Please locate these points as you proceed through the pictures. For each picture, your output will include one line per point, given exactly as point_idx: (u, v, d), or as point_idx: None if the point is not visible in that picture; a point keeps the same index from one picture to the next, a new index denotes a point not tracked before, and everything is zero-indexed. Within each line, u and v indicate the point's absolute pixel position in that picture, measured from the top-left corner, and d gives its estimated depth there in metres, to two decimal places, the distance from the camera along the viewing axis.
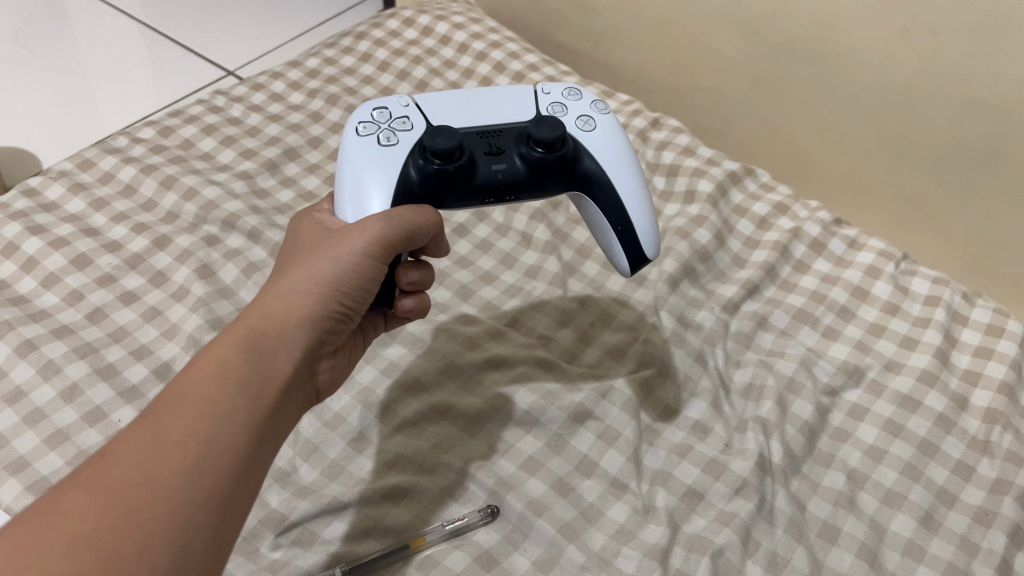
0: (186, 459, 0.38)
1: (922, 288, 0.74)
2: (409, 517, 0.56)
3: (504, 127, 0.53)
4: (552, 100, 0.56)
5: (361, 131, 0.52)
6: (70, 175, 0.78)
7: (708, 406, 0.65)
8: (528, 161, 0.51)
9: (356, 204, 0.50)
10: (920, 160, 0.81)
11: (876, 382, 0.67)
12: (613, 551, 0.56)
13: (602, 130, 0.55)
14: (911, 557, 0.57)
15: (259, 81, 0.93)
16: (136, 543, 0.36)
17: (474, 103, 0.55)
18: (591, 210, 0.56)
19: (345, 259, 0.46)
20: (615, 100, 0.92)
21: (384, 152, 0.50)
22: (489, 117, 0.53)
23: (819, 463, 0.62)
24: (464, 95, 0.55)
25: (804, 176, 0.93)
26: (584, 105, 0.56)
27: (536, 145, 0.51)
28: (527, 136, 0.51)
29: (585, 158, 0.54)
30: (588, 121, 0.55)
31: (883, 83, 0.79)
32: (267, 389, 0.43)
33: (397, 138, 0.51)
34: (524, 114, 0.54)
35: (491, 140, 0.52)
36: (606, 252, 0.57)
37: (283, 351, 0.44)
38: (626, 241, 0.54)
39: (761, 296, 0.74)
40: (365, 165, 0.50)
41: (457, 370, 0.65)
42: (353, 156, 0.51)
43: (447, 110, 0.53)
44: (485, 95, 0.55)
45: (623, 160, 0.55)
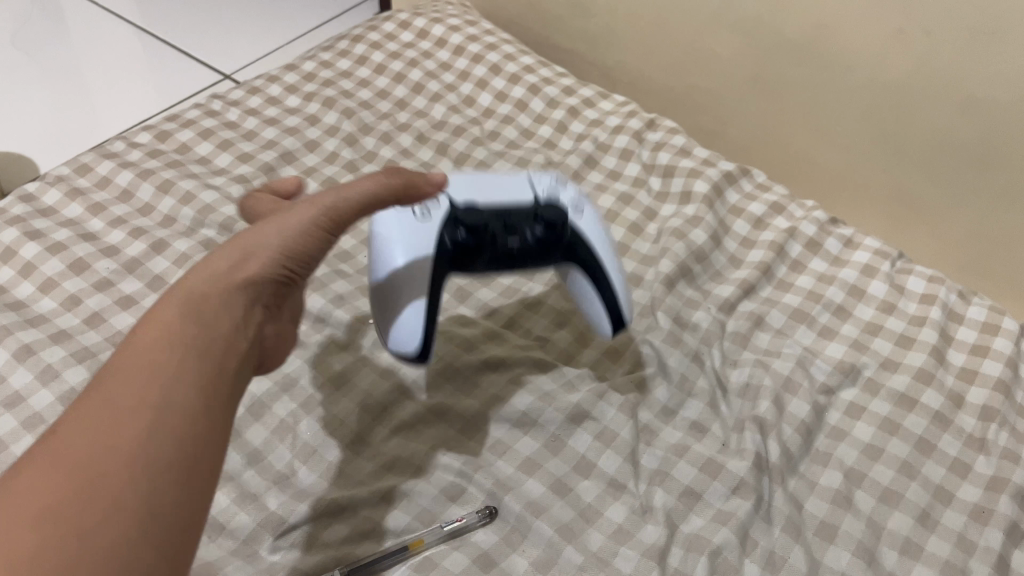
0: (170, 376, 0.38)
1: (918, 286, 0.74)
2: (408, 519, 0.56)
3: (512, 205, 0.59)
4: (548, 182, 0.61)
5: (410, 212, 0.57)
6: (67, 180, 0.78)
7: (704, 406, 0.65)
8: (537, 238, 0.58)
9: (387, 266, 0.57)
10: (916, 160, 0.82)
11: (872, 381, 0.67)
12: (609, 550, 0.56)
13: (589, 215, 0.61)
14: (907, 556, 0.57)
15: (256, 85, 0.93)
16: (131, 502, 0.34)
17: (484, 182, 0.60)
18: (579, 284, 0.62)
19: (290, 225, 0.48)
20: (611, 101, 0.93)
21: (420, 223, 0.57)
22: (498, 196, 0.59)
23: (816, 462, 0.62)
24: (474, 174, 0.61)
25: (800, 177, 0.93)
26: (575, 192, 0.62)
27: (541, 224, 0.58)
28: (535, 216, 0.58)
29: (581, 242, 0.60)
30: (580, 208, 0.61)
31: (878, 83, 0.79)
32: (230, 343, 0.42)
33: (429, 212, 0.57)
34: (526, 193, 0.60)
35: (505, 217, 0.58)
36: (589, 317, 0.63)
37: (237, 310, 0.43)
38: (611, 309, 0.60)
39: (757, 296, 0.74)
40: (400, 233, 0.57)
41: (455, 373, 0.65)
42: (391, 224, 0.57)
43: (465, 184, 0.60)
44: (490, 176, 0.61)
45: (607, 245, 0.61)
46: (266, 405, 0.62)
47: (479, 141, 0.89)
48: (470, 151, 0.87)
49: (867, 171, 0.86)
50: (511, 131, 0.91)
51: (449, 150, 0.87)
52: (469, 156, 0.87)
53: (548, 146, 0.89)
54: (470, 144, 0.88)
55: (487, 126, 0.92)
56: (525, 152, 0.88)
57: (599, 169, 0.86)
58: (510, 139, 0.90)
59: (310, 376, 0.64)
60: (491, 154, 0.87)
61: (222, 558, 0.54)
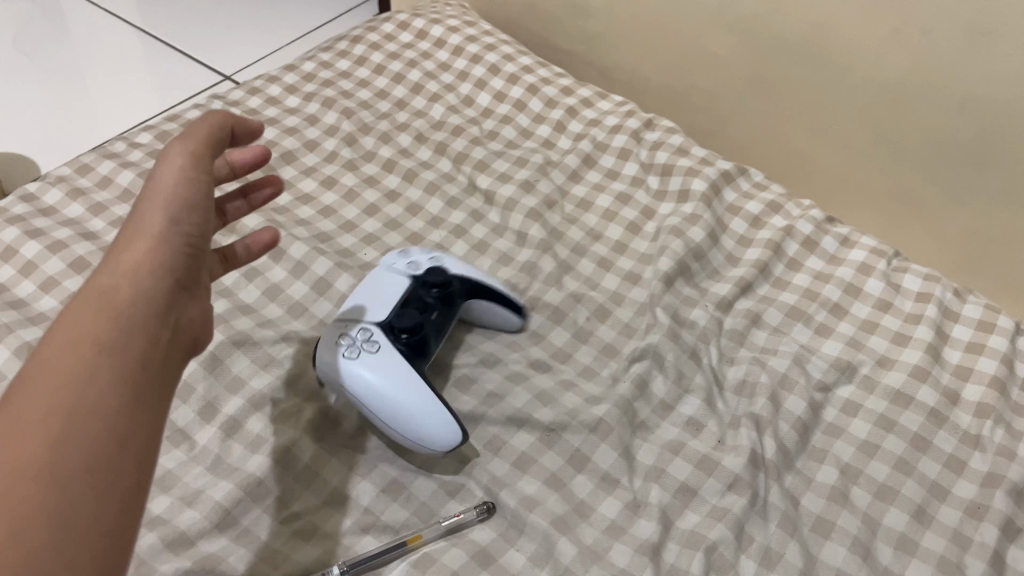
0: (102, 348, 0.41)
1: (914, 284, 0.74)
2: (406, 514, 0.57)
3: (408, 289, 0.64)
4: (408, 258, 0.67)
5: (347, 354, 0.58)
6: (68, 180, 0.79)
7: (701, 403, 0.65)
8: (444, 301, 0.64)
9: (426, 424, 0.56)
10: (912, 159, 0.82)
11: (868, 378, 0.67)
12: (605, 544, 0.56)
13: (446, 257, 0.68)
14: (902, 551, 0.57)
15: (256, 86, 0.94)
16: (73, 495, 0.36)
17: (368, 293, 0.64)
18: (478, 301, 0.68)
19: (179, 190, 0.51)
20: (609, 101, 0.94)
21: (380, 354, 0.58)
22: (392, 291, 0.64)
23: (812, 458, 0.62)
24: (358, 299, 0.63)
25: (797, 176, 0.94)
26: (411, 256, 0.67)
27: (435, 287, 0.64)
28: (425, 286, 0.64)
29: (462, 278, 0.66)
30: (439, 257, 0.67)
31: (874, 83, 0.80)
32: (154, 319, 0.45)
33: (376, 340, 0.59)
34: (405, 277, 0.65)
35: (410, 302, 0.63)
36: (481, 322, 0.69)
37: (141, 290, 0.46)
38: (509, 302, 0.68)
39: (754, 295, 0.74)
40: (394, 377, 0.57)
41: (454, 370, 0.66)
42: (376, 380, 0.57)
43: (361, 304, 0.63)
44: (365, 290, 0.64)
45: (462, 263, 0.68)
46: (267, 398, 0.63)
47: (478, 141, 0.89)
48: (469, 149, 0.88)
49: (864, 170, 0.87)
50: (509, 131, 0.92)
51: (448, 149, 0.88)
52: (468, 155, 0.87)
53: (546, 146, 0.90)
54: (468, 144, 0.89)
55: (485, 126, 0.93)
56: (523, 151, 0.88)
57: (597, 168, 0.87)
58: (509, 139, 0.91)
59: (309, 372, 0.65)
60: (490, 153, 0.87)
61: (222, 550, 0.54)
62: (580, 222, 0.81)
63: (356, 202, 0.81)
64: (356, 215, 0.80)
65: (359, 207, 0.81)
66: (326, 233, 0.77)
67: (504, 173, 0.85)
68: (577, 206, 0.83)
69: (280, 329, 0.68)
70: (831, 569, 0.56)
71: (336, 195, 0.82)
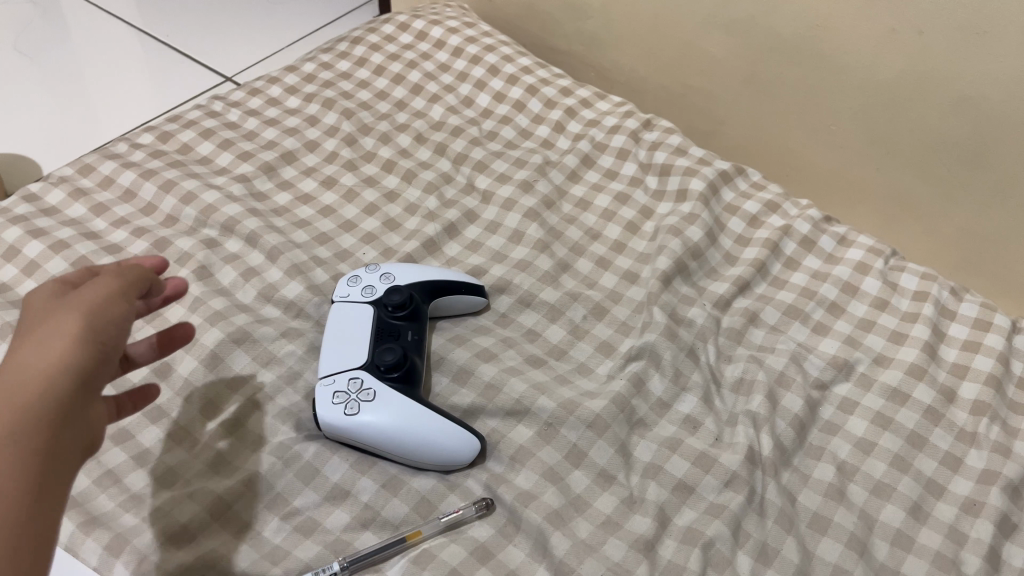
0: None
1: (911, 283, 0.75)
2: (406, 510, 0.58)
3: (380, 319, 0.65)
4: (363, 287, 0.67)
5: (347, 411, 0.58)
6: (70, 181, 0.80)
7: (698, 401, 0.66)
8: (413, 320, 0.66)
9: (448, 447, 0.58)
10: (908, 160, 0.83)
11: (865, 376, 0.68)
12: (600, 539, 0.57)
13: (397, 271, 0.69)
14: (899, 547, 0.58)
15: (256, 87, 0.94)
16: None
17: (342, 333, 0.64)
18: (442, 303, 0.70)
19: (107, 292, 0.45)
20: (608, 102, 0.94)
21: (381, 399, 0.59)
22: (367, 325, 0.64)
23: (809, 456, 0.63)
24: (333, 343, 0.63)
25: (794, 177, 0.94)
26: (363, 280, 0.68)
27: (398, 310, 0.65)
28: (389, 310, 0.65)
29: (415, 291, 0.68)
30: (390, 275, 0.68)
31: (871, 85, 0.80)
32: (53, 423, 0.39)
33: (371, 386, 0.59)
34: (365, 309, 0.66)
35: (386, 333, 0.64)
36: (452, 312, 0.72)
37: (45, 394, 0.39)
38: (472, 289, 0.71)
39: (752, 293, 0.75)
40: (403, 415, 0.58)
41: (452, 365, 0.67)
42: (387, 429, 0.58)
43: (340, 351, 0.62)
44: (335, 332, 0.64)
45: (414, 268, 0.70)
46: (268, 395, 0.63)
47: (477, 141, 0.90)
48: (468, 150, 0.88)
49: (862, 170, 0.87)
50: (509, 132, 0.92)
51: (447, 150, 0.88)
52: (467, 155, 0.88)
53: (545, 146, 0.90)
54: (468, 144, 0.89)
55: (485, 126, 0.93)
56: (522, 151, 0.89)
57: (596, 168, 0.87)
58: (508, 139, 0.91)
59: (310, 371, 0.66)
60: (489, 154, 0.88)
61: (224, 543, 0.54)
62: (578, 221, 0.82)
63: (356, 201, 0.82)
64: (355, 215, 0.80)
65: (359, 206, 0.81)
66: (325, 232, 0.78)
67: (503, 173, 0.85)
68: (575, 206, 0.84)
69: (279, 327, 0.68)
70: (827, 565, 0.56)
71: (336, 194, 0.82)
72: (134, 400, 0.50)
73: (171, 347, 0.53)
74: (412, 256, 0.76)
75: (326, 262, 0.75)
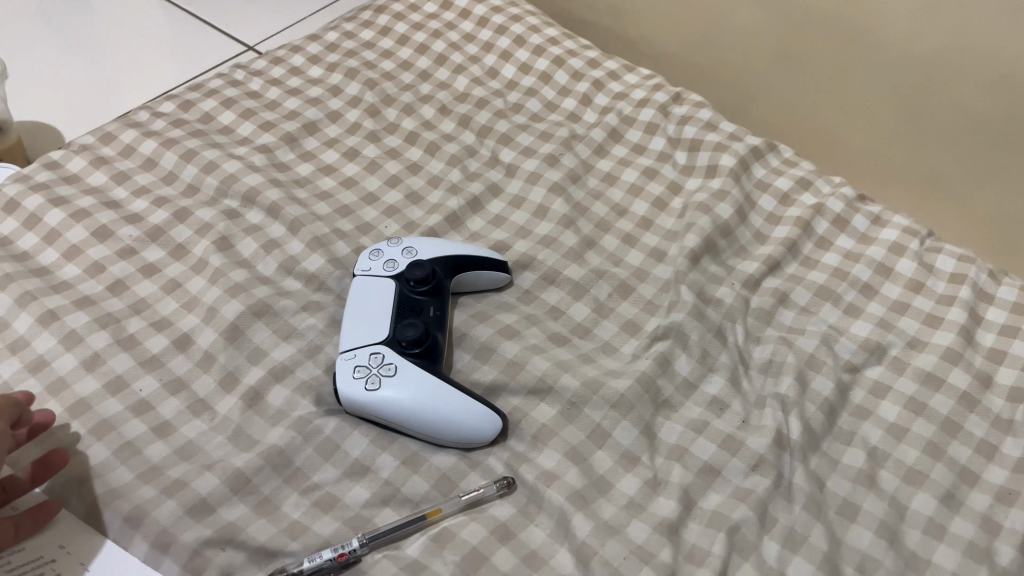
0: None
1: (947, 265, 0.72)
2: (426, 487, 0.57)
3: (402, 295, 0.64)
4: (385, 261, 0.66)
5: (368, 387, 0.57)
6: (91, 148, 0.79)
7: (726, 382, 0.64)
8: (437, 296, 0.65)
9: (471, 426, 0.57)
10: (944, 138, 0.79)
11: (898, 360, 0.66)
12: (623, 521, 0.56)
13: (419, 246, 0.68)
14: (931, 535, 0.56)
15: (279, 55, 0.93)
16: None
17: (364, 307, 0.63)
18: (466, 278, 0.69)
19: None
20: (637, 74, 0.92)
21: (401, 374, 0.58)
22: (389, 299, 0.63)
23: (839, 440, 0.61)
24: (354, 316, 0.62)
25: (825, 155, 0.91)
26: (387, 254, 0.67)
27: (421, 286, 0.64)
28: (411, 284, 0.64)
29: (438, 267, 0.66)
30: (413, 249, 0.67)
31: (908, 59, 0.78)
32: None
33: (392, 361, 0.58)
34: (388, 283, 0.64)
35: (408, 308, 0.63)
36: (477, 288, 0.71)
37: None
38: (494, 265, 0.70)
39: (782, 273, 0.73)
40: (423, 391, 0.57)
41: (473, 342, 0.66)
42: (408, 405, 0.57)
43: (362, 325, 0.61)
44: (357, 306, 0.63)
45: (437, 243, 0.68)
46: (289, 368, 0.63)
47: (502, 113, 0.88)
48: (493, 122, 0.87)
49: (883, 150, 0.85)
50: (535, 104, 0.90)
51: (472, 121, 0.87)
52: (492, 128, 0.86)
53: (571, 120, 0.88)
54: (492, 116, 0.87)
55: (510, 98, 0.91)
56: (548, 125, 0.87)
57: (623, 142, 0.85)
58: (533, 112, 0.89)
59: (331, 344, 0.65)
60: (514, 126, 0.86)
61: (244, 518, 0.54)
62: (604, 197, 0.80)
63: (377, 172, 0.80)
64: (378, 186, 0.79)
65: (381, 179, 0.80)
66: (347, 205, 0.77)
67: (528, 146, 0.84)
68: (602, 180, 0.82)
69: (300, 299, 0.67)
70: (856, 554, 0.55)
71: (358, 165, 0.81)
72: (35, 517, 0.52)
73: (48, 471, 0.54)
74: (434, 231, 0.75)
75: (347, 234, 0.73)
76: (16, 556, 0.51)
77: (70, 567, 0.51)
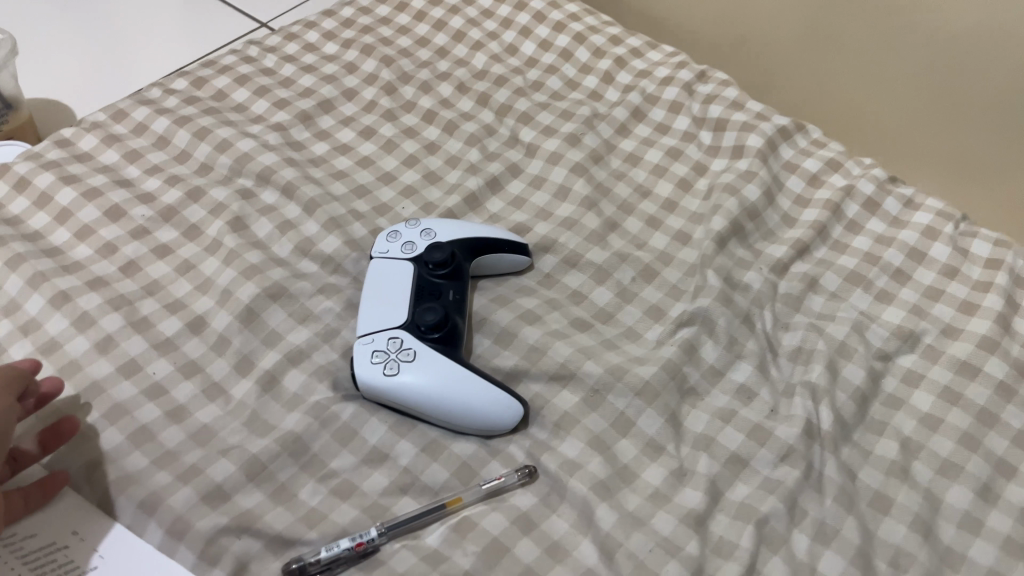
0: None
1: (983, 250, 0.70)
2: (446, 475, 0.55)
3: (421, 278, 0.62)
4: (403, 243, 0.65)
5: (386, 372, 0.56)
6: (103, 126, 0.77)
7: (754, 369, 0.63)
8: (456, 279, 0.63)
9: (492, 414, 0.56)
10: (978, 117, 0.77)
11: (932, 348, 0.64)
12: (648, 512, 0.54)
13: (437, 228, 0.66)
14: (967, 530, 0.54)
15: (293, 31, 0.91)
16: None
17: (382, 291, 0.61)
18: (485, 261, 0.67)
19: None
20: (660, 52, 0.89)
21: (420, 359, 0.56)
22: (408, 283, 0.62)
23: (870, 431, 0.59)
24: (372, 300, 0.60)
25: (851, 135, 0.88)
26: (404, 237, 0.65)
27: (440, 269, 0.63)
28: (429, 268, 0.62)
29: (457, 250, 0.65)
30: (431, 232, 0.66)
31: (942, 34, 0.76)
32: None
33: (411, 346, 0.57)
34: (406, 266, 0.63)
35: (427, 292, 0.61)
36: (496, 271, 0.69)
37: None
38: (515, 248, 0.68)
39: (811, 257, 0.71)
40: (444, 377, 0.56)
41: (494, 327, 0.64)
42: (428, 391, 0.55)
43: (380, 309, 0.60)
44: (375, 289, 0.61)
45: (456, 225, 0.67)
46: (305, 352, 0.61)
47: (522, 91, 0.86)
48: (513, 101, 0.84)
49: (914, 129, 0.82)
50: (555, 82, 0.88)
51: (491, 100, 0.84)
52: (512, 106, 0.84)
53: (593, 99, 0.86)
54: (512, 95, 0.85)
55: (530, 76, 0.89)
56: (569, 103, 0.85)
57: (646, 122, 0.83)
58: (554, 90, 0.87)
59: (347, 329, 0.63)
60: (535, 105, 0.84)
61: (260, 506, 0.53)
62: (627, 177, 0.78)
63: (394, 152, 0.78)
64: (395, 166, 0.77)
65: (398, 159, 0.78)
66: (364, 185, 0.75)
67: (549, 126, 0.82)
68: (625, 161, 0.79)
69: (317, 282, 0.66)
70: (890, 548, 0.53)
71: (374, 144, 0.79)
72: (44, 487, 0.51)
73: (58, 442, 0.53)
74: (453, 212, 0.73)
75: (364, 216, 0.72)
76: (31, 542, 0.50)
77: (84, 555, 0.50)
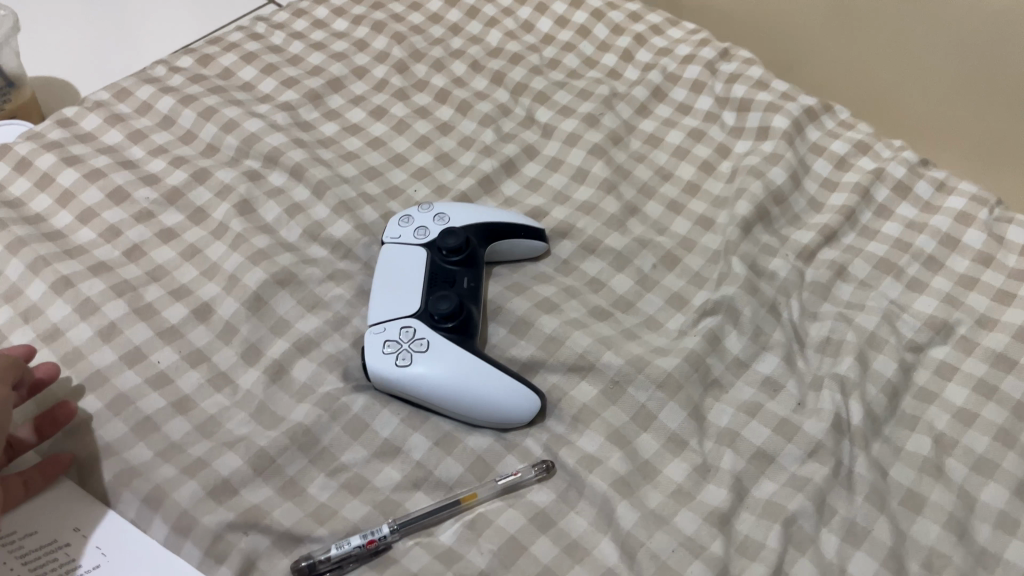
0: None
1: (1020, 237, 0.67)
2: (461, 470, 0.53)
3: (434, 265, 0.60)
4: (416, 228, 0.62)
5: (398, 363, 0.54)
6: (107, 105, 0.75)
7: (780, 361, 0.60)
8: (471, 266, 0.61)
9: (509, 407, 0.54)
10: (1013, 98, 0.73)
11: (966, 339, 0.61)
12: (671, 510, 0.52)
13: (451, 212, 0.64)
14: (1003, 530, 0.52)
15: (302, 7, 0.88)
16: None
17: (394, 277, 0.59)
18: (501, 247, 0.65)
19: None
20: (681, 28, 0.86)
21: (433, 350, 0.54)
22: (421, 270, 0.59)
23: (902, 426, 0.57)
24: (384, 287, 0.58)
25: (880, 114, 0.85)
26: (417, 222, 0.63)
27: (454, 255, 0.60)
28: (443, 254, 0.60)
29: (472, 235, 0.62)
30: (444, 216, 0.63)
31: (976, 11, 0.72)
32: None
33: (424, 336, 0.55)
34: (419, 252, 0.61)
35: (440, 279, 0.59)
36: (512, 257, 0.66)
37: None
38: (532, 233, 0.65)
39: (839, 244, 0.68)
40: (458, 368, 0.53)
41: (510, 315, 0.62)
42: (442, 383, 0.53)
43: (392, 297, 0.58)
44: (387, 276, 0.59)
45: (471, 209, 0.64)
46: (314, 341, 0.59)
47: (538, 70, 0.83)
48: (529, 79, 0.81)
49: (945, 109, 0.79)
50: (573, 61, 0.85)
51: (506, 78, 0.81)
52: (527, 85, 0.81)
53: (611, 78, 0.83)
54: (528, 73, 0.82)
55: (546, 54, 0.86)
56: (587, 82, 0.82)
57: (667, 102, 0.80)
58: (571, 68, 0.84)
59: (358, 317, 0.61)
60: (551, 84, 0.81)
61: (268, 501, 0.51)
62: (647, 159, 0.75)
63: (406, 133, 0.76)
64: (406, 148, 0.75)
65: (410, 140, 0.75)
66: (375, 167, 0.72)
67: (566, 105, 0.79)
68: (645, 142, 0.77)
69: (327, 268, 0.64)
70: (923, 549, 0.51)
71: (385, 125, 0.77)
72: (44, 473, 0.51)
73: (55, 427, 0.52)
74: (466, 196, 0.70)
75: (375, 199, 0.69)
76: (30, 539, 0.48)
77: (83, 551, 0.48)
